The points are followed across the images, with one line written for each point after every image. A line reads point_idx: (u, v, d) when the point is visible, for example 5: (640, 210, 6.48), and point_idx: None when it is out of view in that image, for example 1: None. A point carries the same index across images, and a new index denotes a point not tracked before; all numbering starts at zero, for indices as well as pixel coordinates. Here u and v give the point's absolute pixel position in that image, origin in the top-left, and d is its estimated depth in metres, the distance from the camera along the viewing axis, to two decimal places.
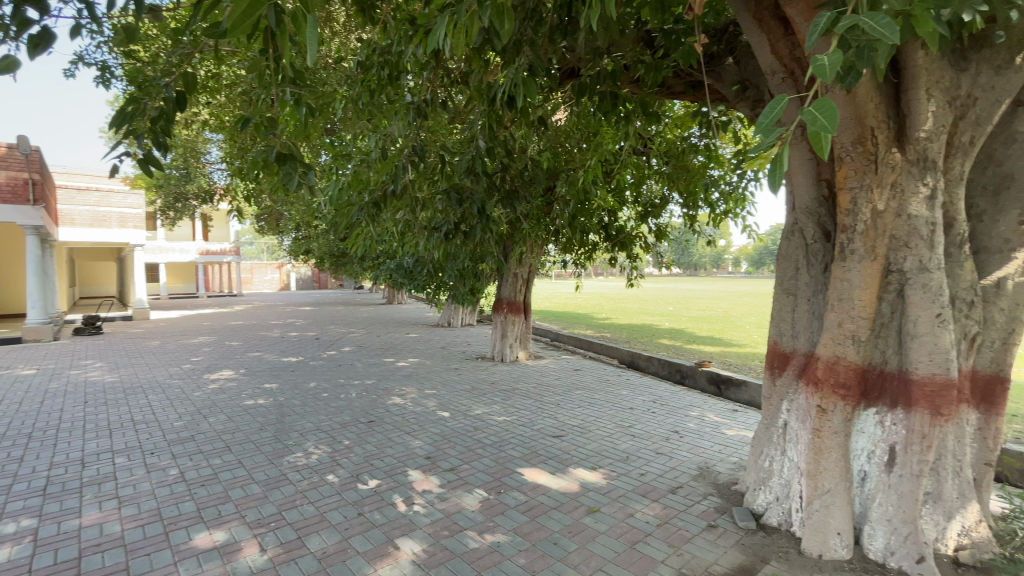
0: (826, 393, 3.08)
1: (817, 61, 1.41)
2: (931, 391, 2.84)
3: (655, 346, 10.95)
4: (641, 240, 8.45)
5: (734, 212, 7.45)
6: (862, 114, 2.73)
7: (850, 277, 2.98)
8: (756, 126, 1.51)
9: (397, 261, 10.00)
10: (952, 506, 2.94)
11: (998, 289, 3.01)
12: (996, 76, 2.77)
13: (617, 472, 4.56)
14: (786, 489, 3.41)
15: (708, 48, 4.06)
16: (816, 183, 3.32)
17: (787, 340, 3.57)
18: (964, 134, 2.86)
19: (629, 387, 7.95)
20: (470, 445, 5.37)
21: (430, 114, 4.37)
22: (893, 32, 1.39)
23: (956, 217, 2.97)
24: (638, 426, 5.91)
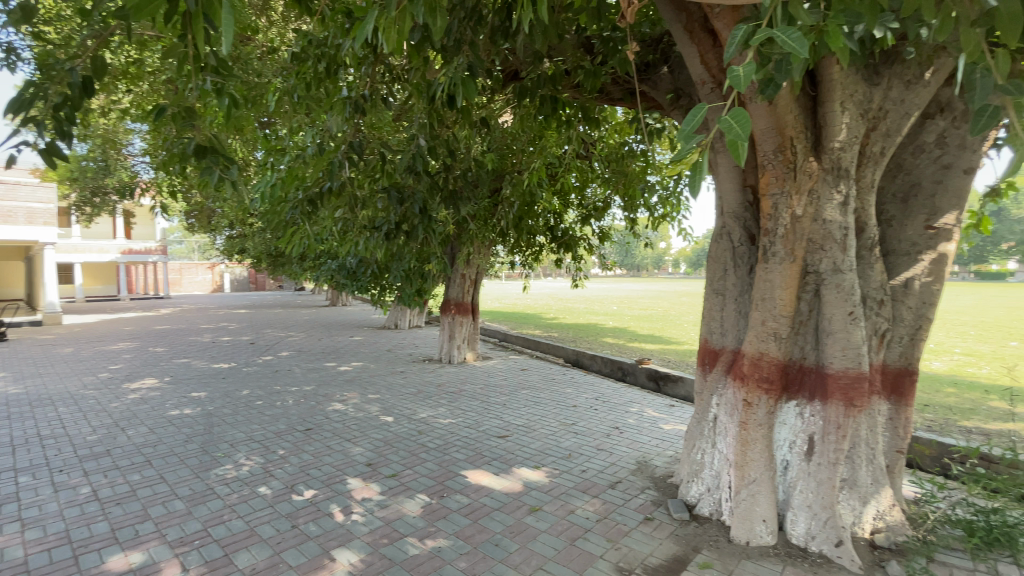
0: (751, 387, 3.26)
1: (733, 71, 1.47)
2: (845, 384, 3.06)
3: (599, 344, 11.22)
4: (586, 241, 8.63)
5: (672, 216, 7.75)
6: (782, 125, 2.91)
7: (771, 277, 3.18)
8: (678, 132, 1.55)
9: (339, 262, 9.66)
10: (866, 491, 3.18)
11: (906, 289, 3.30)
12: (906, 90, 3.02)
13: (559, 470, 4.62)
14: (717, 480, 3.58)
15: (643, 57, 4.19)
16: (742, 189, 3.51)
17: (717, 338, 3.75)
18: (875, 145, 3.11)
19: (573, 385, 8.08)
20: (413, 450, 5.27)
21: (369, 110, 4.25)
22: (802, 46, 1.47)
23: (867, 222, 3.23)
24: (581, 424, 6.02)
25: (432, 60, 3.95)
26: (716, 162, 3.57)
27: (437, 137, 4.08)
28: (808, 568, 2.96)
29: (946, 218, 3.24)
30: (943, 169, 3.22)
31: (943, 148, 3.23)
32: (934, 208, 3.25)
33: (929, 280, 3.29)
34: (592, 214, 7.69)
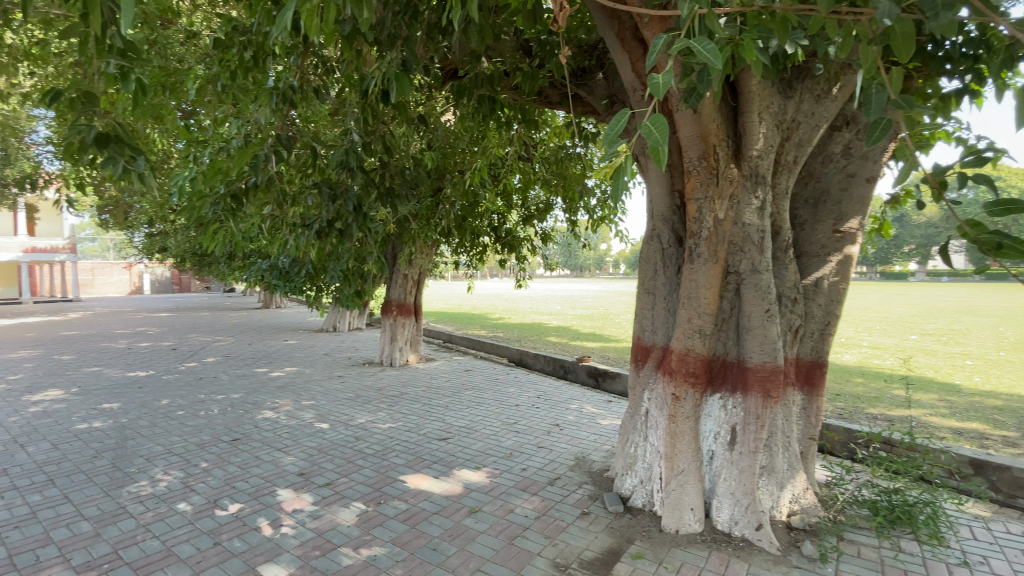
0: (679, 381, 3.42)
1: (653, 79, 1.52)
2: (763, 376, 3.27)
3: (542, 344, 11.35)
4: (528, 242, 8.70)
5: (611, 218, 7.98)
6: (706, 132, 3.07)
7: (696, 277, 3.35)
8: (602, 137, 1.59)
9: (272, 261, 9.18)
10: (783, 476, 3.41)
11: (816, 288, 3.58)
12: (817, 104, 3.26)
13: (499, 470, 4.62)
14: (649, 472, 3.72)
15: (579, 62, 4.29)
16: (670, 193, 3.68)
17: (648, 335, 3.89)
18: (789, 154, 3.34)
19: (516, 385, 8.12)
20: (349, 457, 5.09)
21: (299, 103, 4.06)
22: (716, 57, 1.55)
23: (782, 225, 3.47)
24: (522, 423, 6.06)
25: (367, 53, 3.83)
26: (647, 167, 3.72)
27: (372, 132, 3.97)
28: (731, 552, 3.13)
29: (851, 223, 3.53)
30: (849, 177, 3.51)
31: (848, 158, 3.53)
32: (841, 214, 3.54)
33: (836, 279, 3.58)
34: (534, 215, 7.75)
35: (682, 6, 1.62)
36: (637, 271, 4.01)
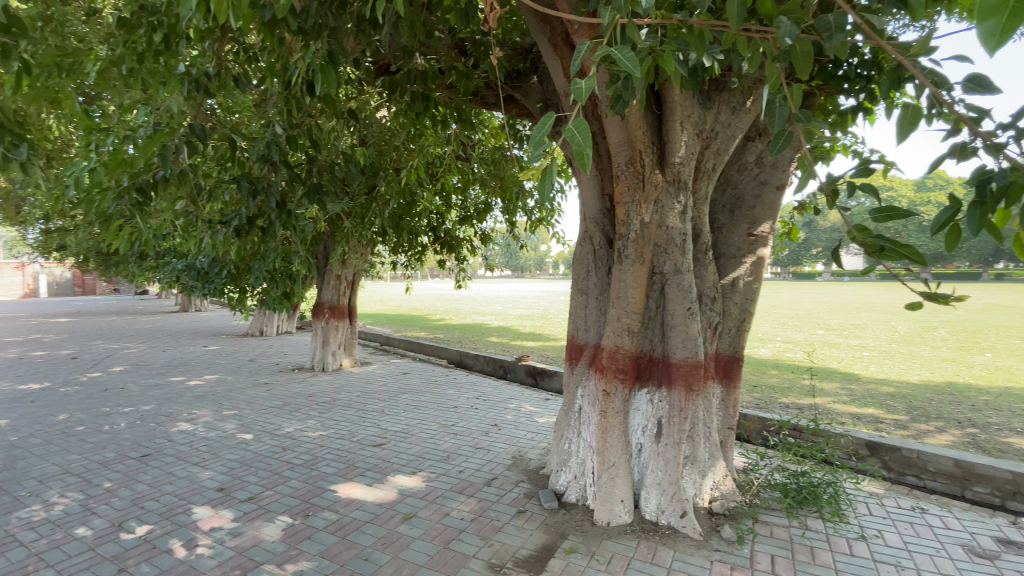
0: (609, 378, 3.54)
1: (577, 84, 1.54)
2: (685, 371, 3.45)
3: (482, 344, 11.32)
4: (468, 243, 8.66)
5: (549, 220, 8.11)
6: (633, 139, 3.20)
7: (625, 278, 3.48)
8: (528, 139, 1.58)
9: (189, 261, 8.50)
10: (704, 465, 3.60)
11: (733, 287, 3.82)
12: (732, 115, 3.48)
13: (436, 473, 4.56)
14: (582, 467, 3.81)
15: (514, 65, 4.33)
16: (601, 197, 3.79)
17: (581, 334, 3.99)
18: (708, 161, 3.55)
19: (455, 386, 8.04)
20: (275, 469, 4.81)
21: (217, 92, 3.79)
22: (635, 65, 1.60)
23: (702, 229, 3.68)
24: (459, 425, 6.00)
25: (292, 42, 3.64)
26: (579, 170, 3.81)
27: (298, 125, 3.79)
28: (659, 540, 3.28)
29: (763, 227, 3.80)
30: (761, 185, 3.78)
31: (761, 167, 3.80)
32: (754, 219, 3.80)
33: (751, 279, 3.84)
34: (472, 216, 7.67)
35: (603, 15, 1.67)
36: (571, 271, 4.10)
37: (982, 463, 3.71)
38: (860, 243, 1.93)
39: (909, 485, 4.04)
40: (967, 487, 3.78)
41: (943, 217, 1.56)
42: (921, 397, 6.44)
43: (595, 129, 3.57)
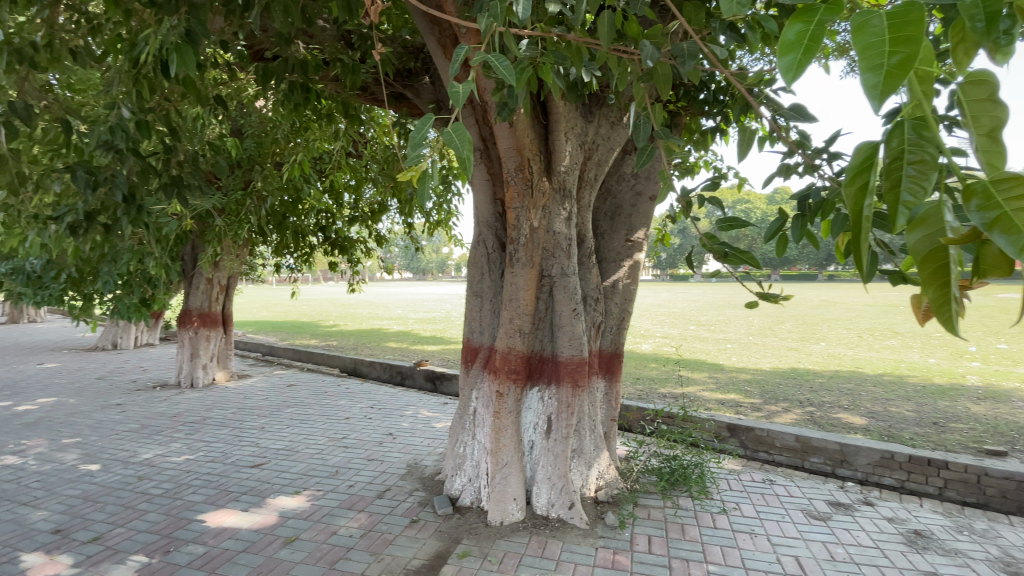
0: (501, 379, 3.61)
1: (454, 87, 1.52)
2: (572, 369, 3.62)
3: (378, 350, 10.89)
4: (361, 245, 8.27)
5: (447, 222, 8.03)
6: (521, 146, 3.30)
7: (516, 280, 3.57)
8: (407, 139, 1.52)
9: (13, 263, 7.10)
10: (590, 456, 3.80)
11: (614, 289, 4.10)
12: (611, 129, 3.73)
13: (323, 491, 4.27)
14: (476, 469, 3.82)
15: (405, 63, 4.23)
16: (493, 201, 3.85)
17: (476, 336, 4.00)
18: (590, 171, 3.77)
19: (347, 396, 7.62)
20: (129, 502, 4.18)
21: (45, 64, 3.20)
22: (511, 74, 1.65)
23: (586, 234, 3.90)
24: (351, 437, 5.71)
25: (144, 14, 3.19)
26: (471, 174, 3.83)
27: (153, 110, 3.33)
28: (549, 533, 3.39)
29: (639, 233, 4.12)
30: (637, 195, 4.10)
31: (637, 178, 4.11)
32: (631, 226, 4.11)
33: (629, 281, 4.14)
34: (365, 216, 7.31)
35: (481, 21, 1.69)
36: (465, 274, 4.11)
37: (817, 437, 4.35)
38: (712, 249, 2.17)
39: (762, 460, 4.62)
40: (806, 458, 4.41)
41: (773, 226, 1.81)
42: (772, 383, 7.41)
43: (486, 134, 3.62)
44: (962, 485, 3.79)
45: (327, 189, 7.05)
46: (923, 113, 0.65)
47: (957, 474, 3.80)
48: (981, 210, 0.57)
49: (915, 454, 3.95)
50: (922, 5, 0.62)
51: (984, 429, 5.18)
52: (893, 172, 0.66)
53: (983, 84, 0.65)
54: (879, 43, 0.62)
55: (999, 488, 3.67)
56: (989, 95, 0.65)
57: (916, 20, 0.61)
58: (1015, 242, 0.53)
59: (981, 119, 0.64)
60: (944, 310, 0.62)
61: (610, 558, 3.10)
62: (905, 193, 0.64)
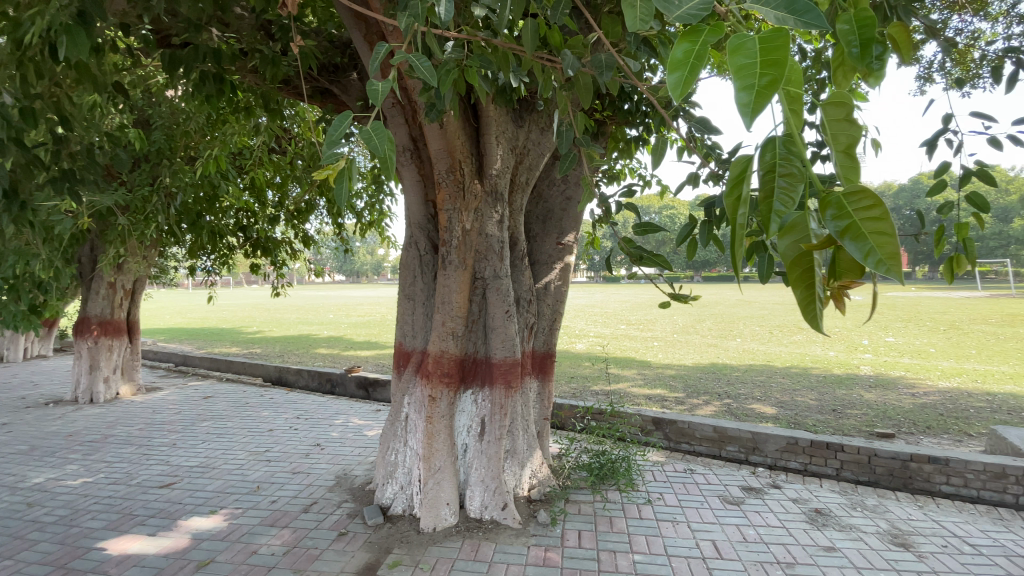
0: (434, 383, 3.57)
1: (373, 85, 1.47)
2: (505, 371, 3.65)
3: (306, 357, 10.38)
4: (287, 247, 7.85)
5: (379, 224, 7.81)
6: (452, 147, 3.28)
7: (448, 283, 3.55)
8: (323, 137, 1.45)
9: None
10: (523, 456, 3.83)
11: (546, 291, 4.18)
12: (541, 134, 3.79)
13: (242, 509, 4.00)
14: (408, 476, 3.75)
15: (331, 58, 4.07)
16: (425, 203, 3.78)
17: (408, 340, 3.92)
18: (522, 175, 3.82)
19: (272, 407, 7.20)
20: (12, 533, 3.70)
21: None
22: (431, 75, 1.64)
23: (519, 238, 3.95)
24: (275, 449, 5.39)
25: None
26: (401, 174, 3.75)
27: (41, 97, 2.97)
28: (482, 536, 3.39)
29: (569, 236, 4.24)
30: (567, 200, 4.20)
31: (567, 182, 4.21)
32: (562, 229, 4.21)
33: (560, 283, 4.23)
34: (290, 215, 6.91)
35: (400, 20, 1.67)
36: (397, 277, 4.02)
37: (733, 427, 4.67)
38: (628, 253, 2.28)
39: (684, 451, 4.89)
40: (723, 447, 4.72)
41: (683, 230, 1.93)
42: (695, 378, 7.87)
43: (417, 135, 3.57)
44: (856, 465, 4.20)
45: (248, 187, 6.63)
46: (792, 130, 0.72)
47: (851, 456, 4.21)
48: (836, 218, 0.64)
49: (817, 439, 4.34)
50: (788, 32, 0.68)
51: (874, 414, 5.79)
52: (766, 182, 0.72)
53: (842, 105, 0.73)
54: (752, 64, 0.67)
55: (887, 466, 4.09)
56: (847, 114, 0.73)
57: (782, 45, 0.67)
58: (861, 248, 0.60)
59: (839, 137, 0.72)
60: (810, 308, 0.69)
61: (541, 556, 3.16)
62: (777, 204, 0.71)
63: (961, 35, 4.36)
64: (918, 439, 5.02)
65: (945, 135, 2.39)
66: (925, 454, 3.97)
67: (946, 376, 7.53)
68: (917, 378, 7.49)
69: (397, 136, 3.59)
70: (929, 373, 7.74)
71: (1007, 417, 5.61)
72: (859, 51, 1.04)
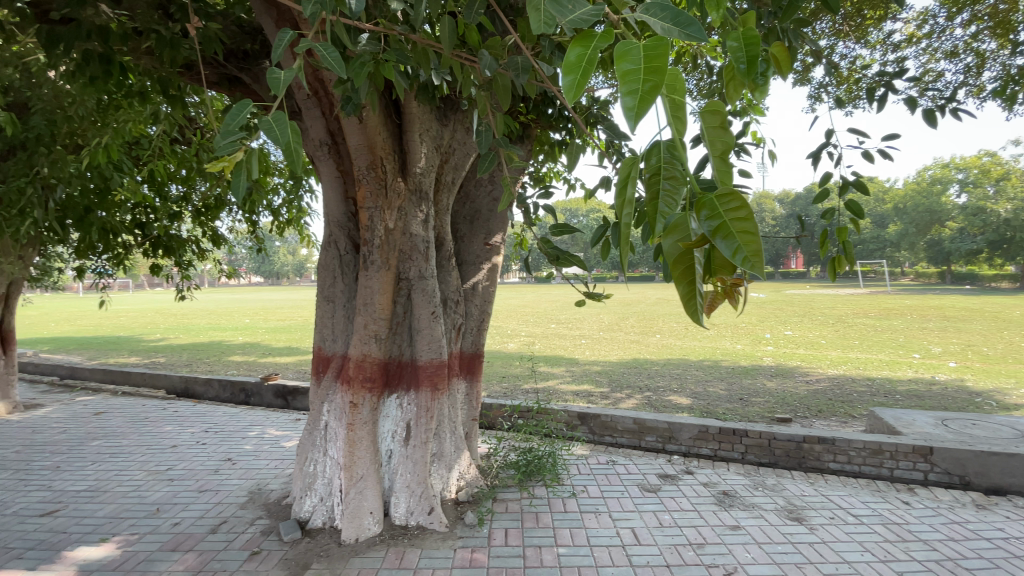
0: (356, 389, 3.43)
1: (273, 72, 1.38)
2: (431, 373, 3.58)
3: (217, 365, 9.62)
4: (194, 246, 7.22)
5: (298, 222, 7.40)
6: (372, 144, 3.18)
7: (371, 284, 3.43)
8: (218, 126, 1.34)
9: None
10: (450, 458, 3.79)
11: (474, 291, 4.16)
12: (466, 134, 3.77)
13: (139, 534, 3.62)
14: (328, 487, 3.58)
15: (240, 44, 3.79)
16: (345, 200, 3.63)
17: (328, 345, 3.75)
18: (447, 175, 3.78)
19: (176, 421, 6.59)
20: None
21: None
22: (339, 65, 1.58)
23: (445, 238, 3.89)
24: (178, 467, 4.94)
25: None
26: (320, 169, 3.58)
27: None
28: (407, 543, 3.30)
29: (497, 236, 4.23)
30: (494, 201, 4.20)
31: (494, 183, 4.21)
32: (489, 230, 4.20)
33: (488, 283, 4.23)
34: (198, 211, 6.36)
35: (306, 7, 1.59)
36: (316, 278, 3.83)
37: (651, 418, 4.92)
38: (545, 252, 2.33)
39: (607, 443, 5.08)
40: (642, 438, 4.96)
41: (596, 231, 2.00)
42: (619, 373, 8.20)
43: (336, 129, 3.41)
44: (758, 449, 4.57)
45: (146, 180, 6.03)
46: (674, 135, 0.76)
47: (754, 440, 4.57)
48: (710, 219, 0.69)
49: (725, 426, 4.67)
50: (669, 42, 0.72)
51: (774, 401, 6.34)
52: (651, 185, 0.77)
53: (718, 113, 0.78)
54: (636, 69, 0.70)
55: (784, 448, 4.49)
56: (722, 122, 0.78)
57: (662, 54, 0.71)
58: (730, 246, 0.66)
59: (716, 142, 0.77)
60: (691, 302, 0.75)
61: (467, 557, 3.14)
62: (662, 206, 0.76)
63: (844, 60, 4.89)
64: (811, 422, 5.57)
65: (827, 148, 2.66)
66: (816, 435, 4.39)
67: (834, 364, 8.42)
68: (810, 367, 8.30)
69: (314, 129, 3.42)
70: (820, 362, 8.62)
71: (881, 399, 6.38)
72: (747, 67, 1.10)
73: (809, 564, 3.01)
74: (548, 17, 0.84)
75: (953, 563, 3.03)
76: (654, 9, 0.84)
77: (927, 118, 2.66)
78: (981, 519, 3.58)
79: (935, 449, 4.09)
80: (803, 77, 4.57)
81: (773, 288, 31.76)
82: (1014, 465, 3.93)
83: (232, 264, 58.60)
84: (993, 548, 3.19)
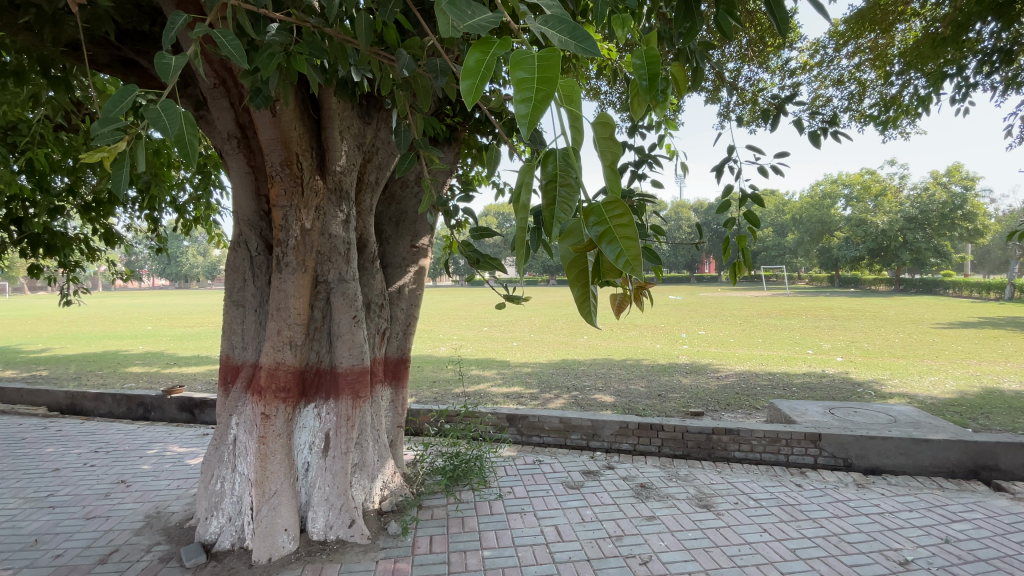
0: (268, 400, 3.24)
1: (162, 57, 1.25)
2: (351, 380, 3.44)
3: (111, 378, 8.65)
4: (82, 246, 6.40)
5: (207, 219, 6.85)
6: (287, 139, 3.02)
7: (285, 287, 3.24)
8: (95, 113, 1.17)
9: None
10: (373, 468, 3.64)
11: (399, 294, 4.06)
12: (389, 135, 3.68)
13: (12, 570, 3.17)
14: (238, 506, 3.34)
15: (138, 26, 3.41)
16: (256, 198, 3.42)
17: (238, 353, 3.51)
18: (370, 174, 3.67)
19: (60, 441, 5.85)
20: None
21: None
22: (241, 55, 1.46)
23: (368, 240, 3.76)
24: (61, 493, 4.37)
25: None
26: (228, 164, 3.35)
27: None
28: (325, 558, 3.16)
29: (424, 239, 4.17)
30: (419, 203, 4.15)
31: (420, 185, 4.17)
32: (415, 232, 4.13)
33: (415, 286, 4.16)
34: (86, 206, 5.65)
35: None
36: (224, 280, 3.57)
37: (575, 417, 5.07)
38: (466, 255, 2.32)
39: (535, 443, 5.16)
40: (568, 436, 5.10)
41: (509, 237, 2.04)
42: (548, 373, 8.40)
43: (247, 122, 3.22)
44: (673, 442, 4.85)
45: (23, 171, 5.31)
46: (570, 144, 0.79)
47: (670, 433, 4.85)
48: (598, 225, 0.74)
49: (643, 421, 4.92)
50: (561, 54, 0.74)
51: (689, 396, 6.78)
52: (549, 191, 0.77)
53: (607, 125, 0.84)
54: (530, 78, 0.72)
55: (696, 439, 4.79)
56: (612, 134, 0.84)
57: (554, 65, 0.73)
58: (614, 251, 0.70)
59: (606, 153, 0.82)
60: (585, 304, 0.83)
61: (390, 568, 3.05)
62: (558, 212, 0.76)
63: (749, 81, 5.34)
64: (720, 415, 6.00)
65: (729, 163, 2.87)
66: (723, 427, 4.74)
67: (741, 361, 9.16)
68: (721, 364, 8.95)
69: (222, 120, 3.20)
70: (729, 359, 9.32)
71: (780, 391, 7.03)
72: (648, 84, 1.15)
73: (716, 548, 3.23)
74: (447, 18, 0.83)
75: (837, 538, 3.38)
76: (552, 22, 0.87)
77: (812, 139, 2.96)
78: (860, 497, 4.03)
79: (823, 435, 4.55)
80: (713, 96, 4.96)
81: (691, 291, 33.96)
82: (887, 447, 4.46)
83: (134, 263, 53.22)
84: (870, 522, 3.60)
